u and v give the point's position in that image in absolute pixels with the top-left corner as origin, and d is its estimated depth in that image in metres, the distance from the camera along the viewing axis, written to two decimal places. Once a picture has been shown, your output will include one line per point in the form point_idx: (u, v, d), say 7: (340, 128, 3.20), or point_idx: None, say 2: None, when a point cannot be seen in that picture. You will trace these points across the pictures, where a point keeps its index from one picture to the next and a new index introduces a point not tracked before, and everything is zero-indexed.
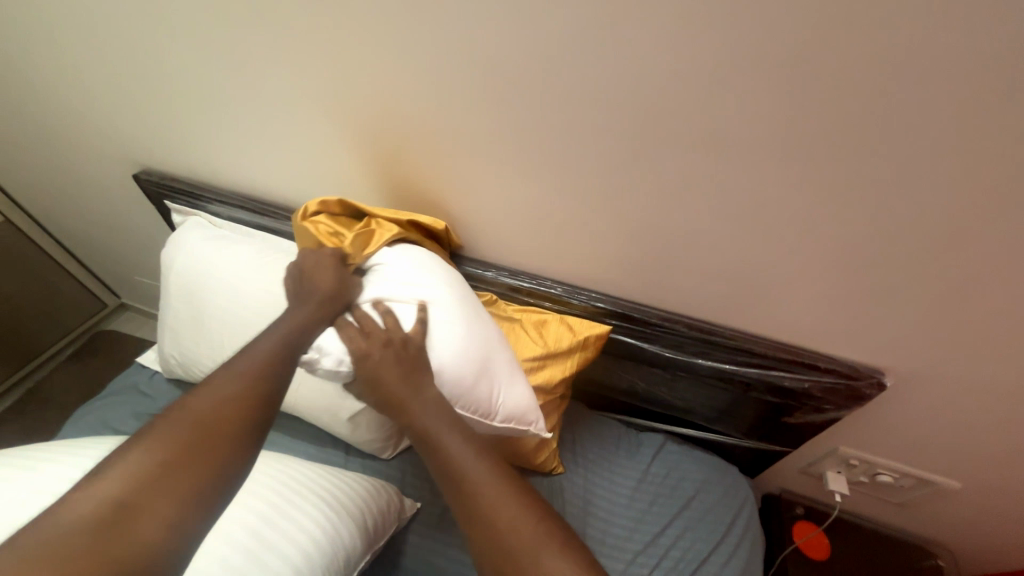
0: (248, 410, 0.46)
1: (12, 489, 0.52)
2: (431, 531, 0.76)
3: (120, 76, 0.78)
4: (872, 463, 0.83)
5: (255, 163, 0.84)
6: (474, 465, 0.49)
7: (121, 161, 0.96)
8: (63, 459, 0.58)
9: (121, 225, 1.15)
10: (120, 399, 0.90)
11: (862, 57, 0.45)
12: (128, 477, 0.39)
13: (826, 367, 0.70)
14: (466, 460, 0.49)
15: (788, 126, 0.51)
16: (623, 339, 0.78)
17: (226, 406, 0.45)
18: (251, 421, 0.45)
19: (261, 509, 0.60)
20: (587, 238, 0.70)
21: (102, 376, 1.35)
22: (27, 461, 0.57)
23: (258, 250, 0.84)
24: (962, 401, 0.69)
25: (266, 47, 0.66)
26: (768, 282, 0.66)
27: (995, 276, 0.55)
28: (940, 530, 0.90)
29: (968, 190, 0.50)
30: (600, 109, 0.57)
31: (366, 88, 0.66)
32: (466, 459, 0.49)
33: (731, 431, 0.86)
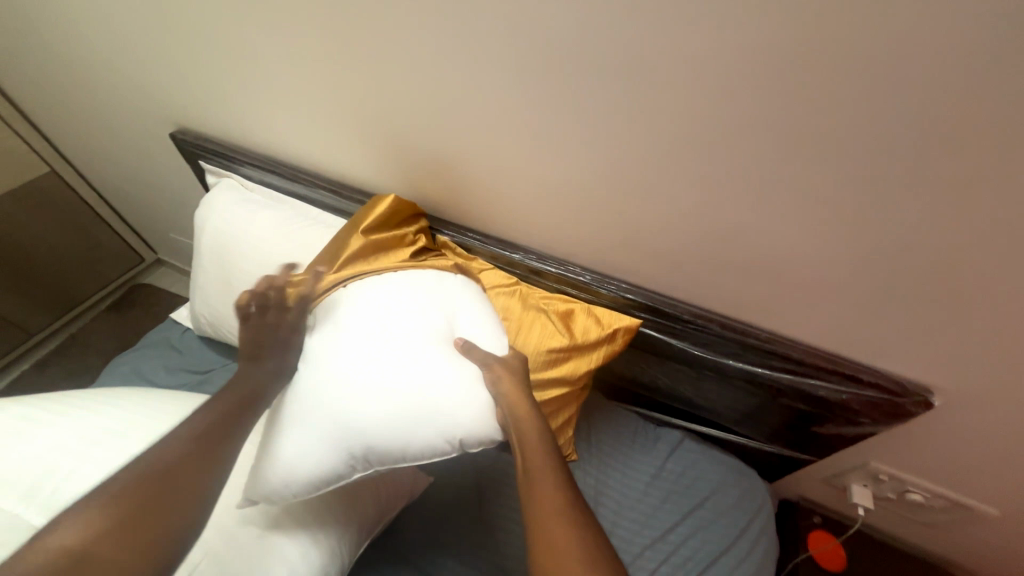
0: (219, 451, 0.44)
1: (54, 434, 0.55)
2: (442, 506, 0.77)
3: (156, 32, 0.77)
4: (902, 480, 0.80)
5: (286, 128, 0.82)
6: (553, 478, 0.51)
7: (158, 119, 0.96)
8: (99, 408, 0.61)
9: (158, 183, 1.17)
10: (154, 352, 0.94)
11: (960, 44, 0.39)
12: (89, 523, 0.38)
13: (866, 380, 0.66)
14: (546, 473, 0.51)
15: (862, 119, 0.46)
16: (649, 334, 0.75)
17: (196, 448, 0.43)
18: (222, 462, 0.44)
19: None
20: (621, 226, 0.67)
21: (139, 327, 1.42)
22: (67, 407, 0.60)
23: (287, 217, 0.83)
24: (1015, 428, 0.64)
25: (298, 6, 0.63)
26: (813, 287, 0.61)
27: None
28: (967, 555, 0.86)
29: None
30: (647, 90, 0.52)
31: (399, 54, 0.62)
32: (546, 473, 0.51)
33: (754, 435, 0.83)
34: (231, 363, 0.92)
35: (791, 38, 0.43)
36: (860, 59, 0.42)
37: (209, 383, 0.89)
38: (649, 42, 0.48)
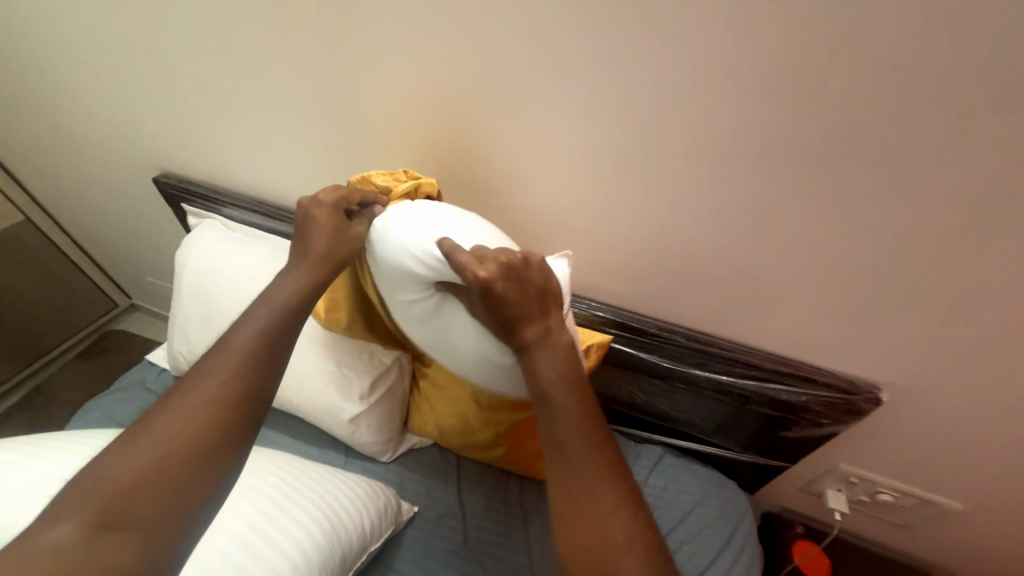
0: (233, 406, 0.42)
1: (24, 476, 0.54)
2: (428, 535, 0.76)
3: (146, 82, 0.82)
4: (872, 481, 0.83)
5: (268, 169, 0.86)
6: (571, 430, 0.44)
7: (140, 165, 0.99)
8: (72, 449, 0.60)
9: (137, 227, 1.18)
10: (128, 395, 0.92)
11: (847, 80, 0.48)
12: (113, 485, 0.37)
13: (823, 381, 0.70)
14: (565, 425, 0.44)
15: (780, 143, 0.54)
16: (622, 349, 0.79)
17: (204, 409, 0.41)
18: (236, 414, 0.42)
19: (261, 504, 0.61)
20: (588, 248, 0.72)
21: (109, 375, 1.37)
22: (36, 449, 0.59)
23: (269, 253, 0.86)
24: (959, 418, 0.70)
25: (285, 58, 0.69)
26: (764, 295, 0.67)
27: (985, 293, 0.57)
28: (942, 554, 0.89)
29: (960, 206, 0.52)
30: (600, 122, 0.59)
31: (379, 98, 0.69)
32: (565, 425, 0.44)
33: (730, 445, 0.86)
34: None
35: (719, 75, 0.51)
36: (776, 90, 0.51)
37: None
38: (602, 80, 0.56)
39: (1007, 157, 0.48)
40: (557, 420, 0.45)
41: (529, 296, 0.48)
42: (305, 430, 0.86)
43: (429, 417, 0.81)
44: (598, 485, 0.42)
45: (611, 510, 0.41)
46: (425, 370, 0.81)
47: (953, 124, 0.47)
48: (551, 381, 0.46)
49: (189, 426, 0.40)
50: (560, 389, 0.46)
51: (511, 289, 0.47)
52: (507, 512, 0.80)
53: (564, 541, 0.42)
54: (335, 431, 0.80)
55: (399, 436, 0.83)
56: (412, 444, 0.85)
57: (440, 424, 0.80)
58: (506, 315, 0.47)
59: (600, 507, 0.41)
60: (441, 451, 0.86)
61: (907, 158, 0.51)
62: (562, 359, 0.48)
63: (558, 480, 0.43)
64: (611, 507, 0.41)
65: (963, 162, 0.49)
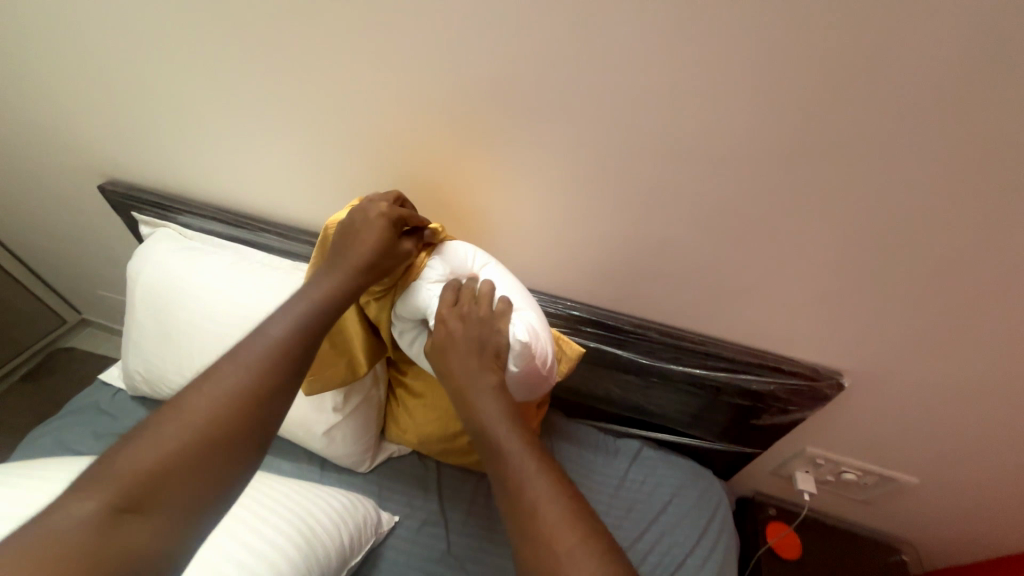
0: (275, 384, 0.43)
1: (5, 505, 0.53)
2: (409, 543, 0.74)
3: (89, 84, 0.76)
4: (837, 462, 0.87)
5: (227, 174, 0.82)
6: (530, 471, 0.45)
7: (84, 172, 0.92)
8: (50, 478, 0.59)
9: (85, 238, 1.11)
10: (80, 419, 0.86)
11: (801, 78, 0.50)
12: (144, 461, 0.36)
13: (789, 369, 0.73)
14: (523, 466, 0.46)
15: (742, 140, 0.55)
16: (597, 347, 0.80)
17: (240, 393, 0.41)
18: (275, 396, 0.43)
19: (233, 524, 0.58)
20: (562, 247, 0.73)
21: (59, 397, 1.29)
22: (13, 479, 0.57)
23: (231, 262, 0.82)
24: (914, 398, 0.74)
25: (242, 58, 0.67)
26: (732, 289, 0.69)
27: (933, 280, 0.60)
28: (902, 526, 0.94)
29: (909, 198, 0.55)
30: (569, 120, 0.60)
31: (343, 99, 0.67)
32: (523, 466, 0.46)
33: (705, 435, 0.88)
34: None
35: (686, 73, 0.53)
36: (740, 89, 0.52)
37: None
38: (573, 79, 0.56)
39: (949, 152, 0.51)
40: (509, 453, 0.47)
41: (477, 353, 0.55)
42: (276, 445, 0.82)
43: (408, 426, 0.79)
44: (551, 525, 0.41)
45: (567, 550, 0.40)
46: (402, 379, 0.80)
47: (902, 120, 0.50)
48: (501, 420, 0.50)
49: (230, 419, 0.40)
50: (504, 424, 0.50)
51: (460, 339, 0.56)
52: (489, 515, 0.79)
53: None
54: (309, 444, 0.78)
55: (376, 446, 0.81)
56: (390, 454, 0.83)
57: (418, 431, 0.78)
58: (459, 365, 0.55)
59: (559, 549, 0.40)
60: (420, 458, 0.84)
61: (861, 153, 0.53)
62: (506, 409, 0.51)
63: (523, 524, 0.42)
64: (572, 545, 0.40)
65: (910, 156, 0.52)
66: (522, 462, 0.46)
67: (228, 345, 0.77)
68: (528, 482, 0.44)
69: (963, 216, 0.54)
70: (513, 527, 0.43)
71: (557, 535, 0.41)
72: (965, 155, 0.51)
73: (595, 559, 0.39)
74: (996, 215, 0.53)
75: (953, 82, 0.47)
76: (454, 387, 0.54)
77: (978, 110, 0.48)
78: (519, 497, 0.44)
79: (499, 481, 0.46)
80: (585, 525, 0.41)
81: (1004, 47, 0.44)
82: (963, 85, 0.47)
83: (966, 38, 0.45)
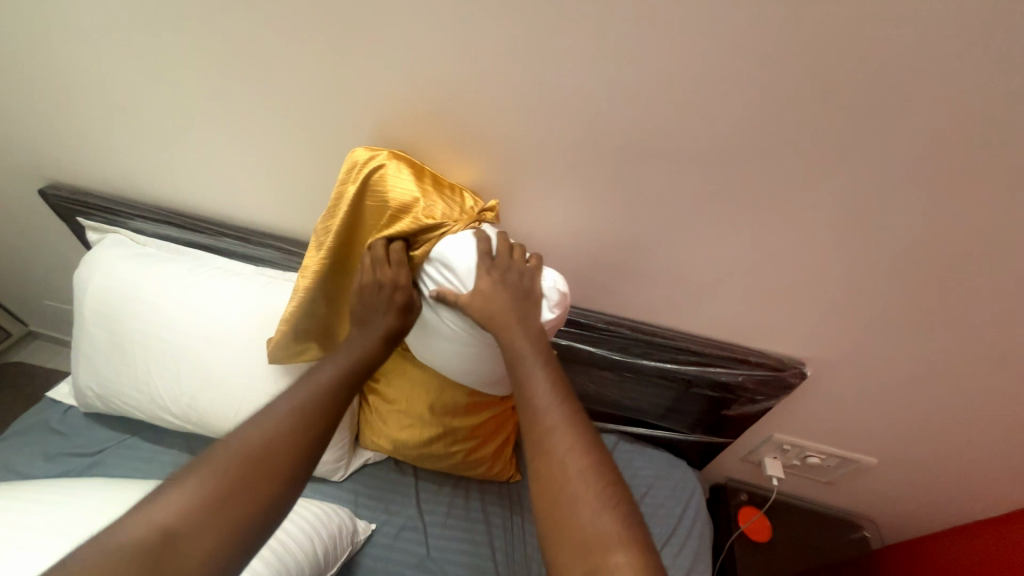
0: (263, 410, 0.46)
1: None
2: (387, 551, 0.73)
3: (24, 78, 0.71)
4: (803, 447, 0.91)
5: (181, 176, 0.78)
6: (550, 399, 0.47)
7: (22, 174, 0.86)
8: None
9: (27, 245, 1.03)
10: (27, 440, 0.80)
11: (760, 74, 0.51)
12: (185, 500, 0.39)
13: (755, 361, 0.76)
14: (546, 395, 0.47)
15: (704, 137, 0.57)
16: (571, 344, 0.80)
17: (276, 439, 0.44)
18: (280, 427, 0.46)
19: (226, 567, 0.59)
20: (533, 246, 0.73)
21: (6, 416, 1.20)
22: None
23: (189, 269, 0.79)
24: (870, 383, 0.78)
25: (193, 52, 0.63)
26: (700, 284, 0.71)
27: (885, 271, 0.63)
28: (863, 504, 0.99)
29: (862, 195, 0.57)
30: (537, 118, 0.59)
31: (304, 97, 0.64)
32: (546, 395, 0.47)
33: (678, 427, 0.90)
34: (128, 438, 0.81)
35: (653, 75, 0.53)
36: (705, 90, 0.53)
37: (101, 466, 0.77)
38: (542, 80, 0.56)
39: (895, 149, 0.53)
40: (530, 380, 0.48)
41: (518, 299, 0.55)
42: None
43: (382, 431, 0.78)
44: (568, 448, 0.43)
45: (580, 472, 0.42)
46: (374, 385, 0.78)
47: (855, 121, 0.52)
48: (528, 350, 0.51)
49: (224, 485, 0.40)
50: (530, 356, 0.50)
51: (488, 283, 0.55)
52: (468, 516, 0.79)
53: (541, 512, 0.42)
54: None
55: (350, 453, 0.80)
56: (365, 461, 0.81)
57: (393, 437, 0.77)
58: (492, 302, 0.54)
59: (570, 470, 0.42)
60: (397, 464, 0.83)
61: (819, 153, 0.55)
62: (534, 343, 0.52)
63: (539, 441, 0.45)
64: (581, 468, 0.42)
65: (863, 156, 0.54)
66: (549, 393, 0.47)
67: (188, 356, 0.74)
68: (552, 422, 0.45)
69: (913, 213, 0.57)
70: (532, 442, 0.45)
71: (571, 460, 0.43)
72: (912, 154, 0.53)
73: (597, 488, 0.42)
74: (940, 211, 0.57)
75: (900, 86, 0.49)
76: (490, 319, 0.54)
77: (923, 114, 0.51)
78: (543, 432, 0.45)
79: (523, 402, 0.48)
80: (602, 472, 0.42)
81: (942, 48, 0.47)
82: (909, 89, 0.49)
83: (912, 42, 0.47)
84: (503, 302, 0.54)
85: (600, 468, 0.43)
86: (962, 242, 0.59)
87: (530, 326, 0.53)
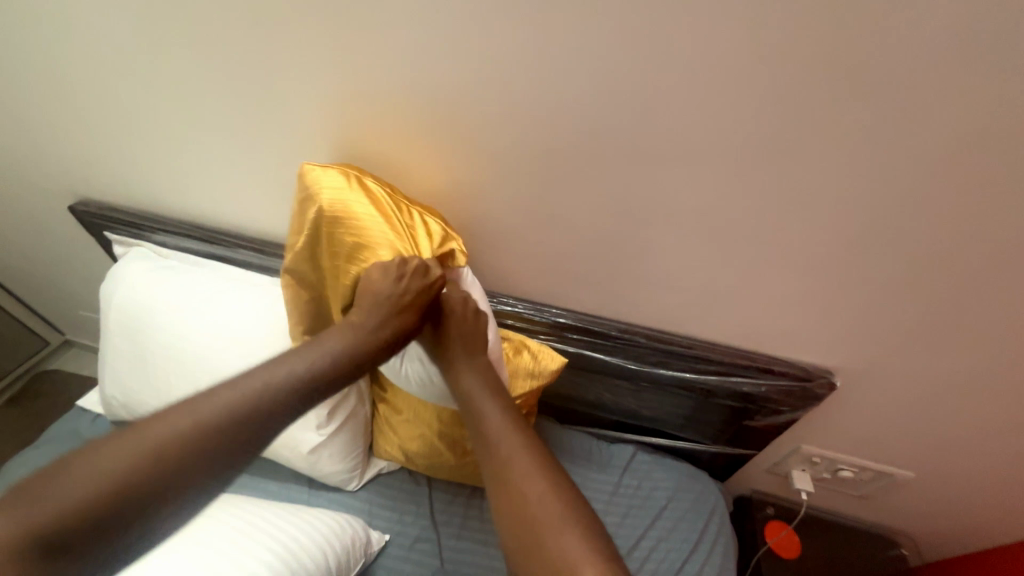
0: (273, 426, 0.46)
1: None
2: (401, 562, 0.73)
3: (52, 99, 0.74)
4: (833, 459, 0.86)
5: (199, 190, 0.80)
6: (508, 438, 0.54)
7: (54, 191, 0.89)
8: None
9: (60, 258, 1.08)
10: (58, 447, 0.83)
11: (778, 69, 0.48)
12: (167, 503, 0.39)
13: (780, 370, 0.72)
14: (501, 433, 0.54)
15: (721, 137, 0.54)
16: (585, 353, 0.79)
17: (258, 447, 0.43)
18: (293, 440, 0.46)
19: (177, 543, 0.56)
20: (545, 252, 0.71)
21: (45, 421, 1.26)
22: None
23: (208, 280, 0.80)
24: (907, 394, 0.73)
25: (205, 68, 0.64)
26: (721, 290, 0.68)
27: (922, 275, 0.59)
28: (900, 520, 0.94)
29: (895, 195, 0.54)
30: (545, 124, 0.58)
31: (313, 109, 0.65)
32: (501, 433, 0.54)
33: (699, 438, 0.87)
34: None
35: (664, 77, 0.51)
36: (720, 90, 0.51)
37: None
38: (549, 86, 0.55)
39: (930, 145, 0.50)
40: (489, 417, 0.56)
41: (472, 331, 0.61)
42: (262, 464, 0.80)
43: (394, 441, 0.78)
44: (523, 478, 0.51)
45: (538, 496, 0.49)
46: (386, 394, 0.78)
47: (885, 117, 0.49)
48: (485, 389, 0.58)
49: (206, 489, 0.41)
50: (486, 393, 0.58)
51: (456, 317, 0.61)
52: (482, 528, 0.78)
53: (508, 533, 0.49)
54: (293, 464, 0.76)
55: (364, 462, 0.80)
56: (379, 470, 0.81)
57: (405, 448, 0.77)
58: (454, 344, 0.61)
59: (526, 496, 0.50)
60: (411, 473, 0.83)
61: (845, 151, 0.52)
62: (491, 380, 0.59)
63: (499, 472, 0.52)
64: (539, 491, 0.50)
65: (893, 154, 0.51)
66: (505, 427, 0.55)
67: (207, 365, 0.75)
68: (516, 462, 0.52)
69: (950, 214, 0.54)
70: (493, 478, 0.52)
71: (529, 488, 0.50)
72: (950, 151, 0.50)
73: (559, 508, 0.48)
74: (985, 210, 0.53)
75: (936, 78, 0.46)
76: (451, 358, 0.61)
77: (961, 107, 0.47)
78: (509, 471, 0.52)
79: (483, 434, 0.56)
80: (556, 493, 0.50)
81: (984, 34, 0.43)
82: (944, 82, 0.46)
83: (949, 32, 0.43)
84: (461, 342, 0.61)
85: (548, 475, 0.51)
86: (1010, 242, 0.54)
87: (483, 362, 0.61)
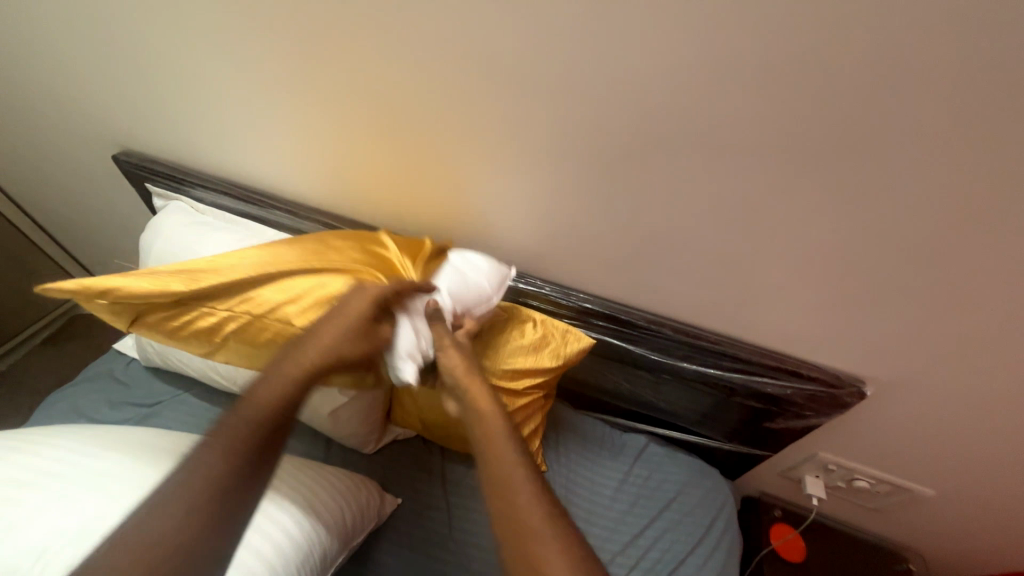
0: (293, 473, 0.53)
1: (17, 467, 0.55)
2: (410, 527, 0.75)
3: (98, 46, 0.74)
4: (850, 468, 0.85)
5: (238, 150, 0.81)
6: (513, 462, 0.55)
7: (98, 140, 0.91)
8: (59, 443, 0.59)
9: (102, 208, 1.11)
10: (95, 386, 0.88)
11: (851, 60, 0.45)
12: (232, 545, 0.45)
13: (809, 375, 0.71)
14: (506, 460, 0.55)
15: (779, 129, 0.51)
16: (610, 341, 0.78)
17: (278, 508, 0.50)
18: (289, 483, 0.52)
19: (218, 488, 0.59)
20: (579, 236, 0.70)
21: (80, 362, 1.32)
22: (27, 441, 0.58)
23: (240, 238, 0.81)
24: (939, 413, 0.71)
25: (252, 23, 0.63)
26: (758, 289, 0.66)
27: (977, 290, 0.56)
28: (912, 536, 0.92)
29: (963, 205, 0.50)
30: (593, 105, 0.56)
31: (358, 72, 0.64)
32: (507, 460, 0.55)
33: (713, 434, 0.87)
34: (181, 394, 0.87)
35: (726, 62, 0.49)
36: (783, 78, 0.48)
37: (156, 417, 0.83)
38: (602, 65, 0.53)
39: (1009, 152, 0.46)
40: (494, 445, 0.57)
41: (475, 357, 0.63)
42: None
43: (413, 410, 0.79)
44: (526, 505, 0.51)
45: (541, 522, 0.50)
46: None
47: (964, 117, 0.46)
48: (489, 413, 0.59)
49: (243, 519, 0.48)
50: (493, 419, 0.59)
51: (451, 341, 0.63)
52: None
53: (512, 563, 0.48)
54: (314, 423, 0.78)
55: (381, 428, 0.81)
56: (396, 436, 0.83)
57: (423, 417, 0.78)
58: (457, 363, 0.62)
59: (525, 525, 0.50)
60: (425, 442, 0.85)
61: (914, 152, 0.49)
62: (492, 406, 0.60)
63: (503, 496, 0.53)
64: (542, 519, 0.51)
65: (965, 161, 0.48)
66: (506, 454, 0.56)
67: None
68: (506, 455, 0.55)
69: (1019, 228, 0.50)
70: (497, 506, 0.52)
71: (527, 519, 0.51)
72: None
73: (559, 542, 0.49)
74: None
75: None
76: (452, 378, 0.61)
77: None
78: (496, 464, 0.55)
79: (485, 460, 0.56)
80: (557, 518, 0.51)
81: None
82: None
83: None
84: (464, 364, 0.62)
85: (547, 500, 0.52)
86: None
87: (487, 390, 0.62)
